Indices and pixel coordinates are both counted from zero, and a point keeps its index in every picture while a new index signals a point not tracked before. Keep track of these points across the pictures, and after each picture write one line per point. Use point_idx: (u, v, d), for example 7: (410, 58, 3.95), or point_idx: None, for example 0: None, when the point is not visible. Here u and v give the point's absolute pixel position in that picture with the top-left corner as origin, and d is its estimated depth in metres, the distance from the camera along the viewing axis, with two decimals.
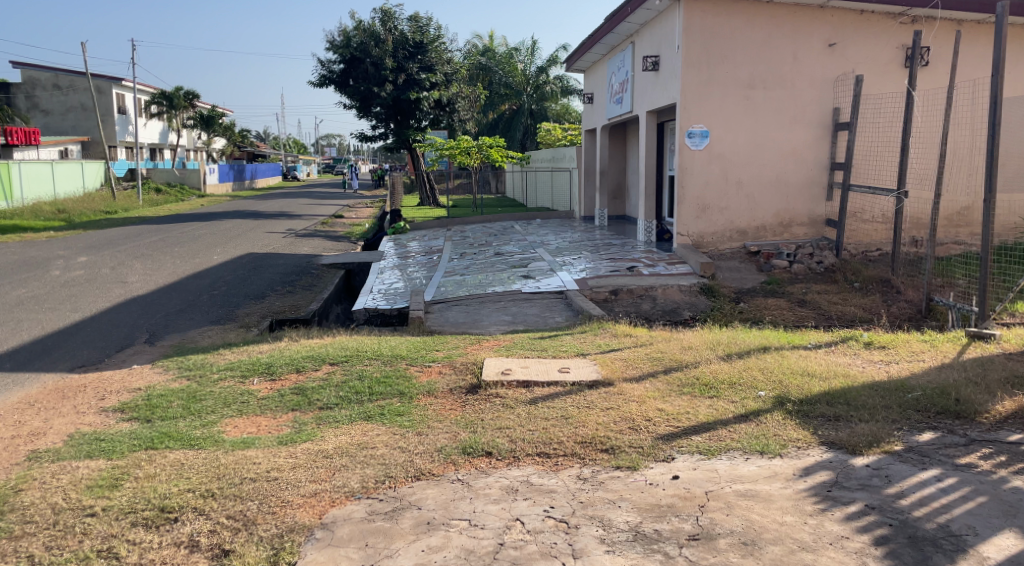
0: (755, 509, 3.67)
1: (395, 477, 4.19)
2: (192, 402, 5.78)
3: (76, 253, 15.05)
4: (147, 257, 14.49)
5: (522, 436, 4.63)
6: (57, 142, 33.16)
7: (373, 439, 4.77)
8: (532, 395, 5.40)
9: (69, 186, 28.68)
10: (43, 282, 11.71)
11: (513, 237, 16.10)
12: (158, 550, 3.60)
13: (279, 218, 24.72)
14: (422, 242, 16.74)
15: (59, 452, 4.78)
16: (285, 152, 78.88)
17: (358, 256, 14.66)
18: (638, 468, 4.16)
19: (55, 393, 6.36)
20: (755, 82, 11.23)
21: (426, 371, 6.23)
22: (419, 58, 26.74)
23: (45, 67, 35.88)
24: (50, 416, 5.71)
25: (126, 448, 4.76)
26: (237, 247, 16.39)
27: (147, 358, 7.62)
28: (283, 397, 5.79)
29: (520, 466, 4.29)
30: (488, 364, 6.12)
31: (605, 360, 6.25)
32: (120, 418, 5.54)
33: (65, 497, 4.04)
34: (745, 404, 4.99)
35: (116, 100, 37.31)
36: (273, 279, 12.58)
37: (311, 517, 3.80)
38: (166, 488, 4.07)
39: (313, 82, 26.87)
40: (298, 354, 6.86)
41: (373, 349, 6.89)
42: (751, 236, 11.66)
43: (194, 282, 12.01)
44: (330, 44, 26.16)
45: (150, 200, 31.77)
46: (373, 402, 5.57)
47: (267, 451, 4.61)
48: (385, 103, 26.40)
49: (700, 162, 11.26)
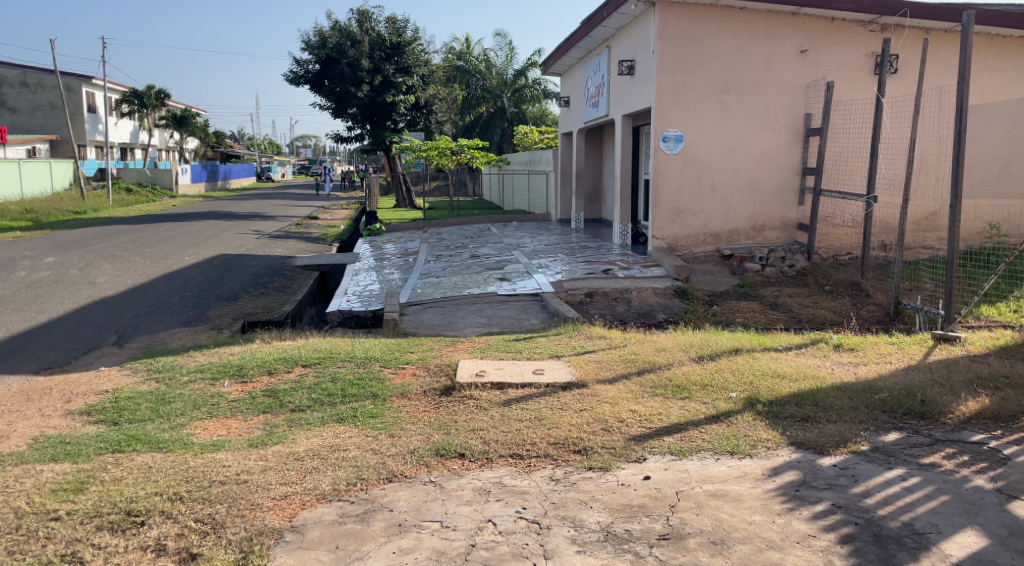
0: (724, 509, 3.71)
1: (367, 479, 4.17)
2: (160, 404, 5.71)
3: (43, 253, 14.76)
4: (116, 258, 14.25)
5: (496, 438, 4.63)
6: (25, 140, 32.54)
7: (345, 441, 4.75)
8: (506, 396, 5.42)
9: (36, 185, 28.12)
10: (10, 282, 11.53)
11: (489, 239, 16.11)
12: (124, 554, 3.54)
13: (252, 219, 24.46)
14: (398, 245, 16.60)
15: (23, 455, 4.69)
16: (257, 153, 78.26)
17: (332, 257, 14.52)
18: (610, 468, 4.19)
19: (20, 396, 6.23)
20: (728, 88, 11.36)
21: (400, 373, 6.22)
22: (395, 60, 26.73)
23: (12, 65, 35.33)
24: (14, 420, 5.58)
25: (93, 451, 4.68)
26: (209, 248, 16.20)
27: (115, 360, 7.50)
28: (254, 399, 5.74)
29: (492, 467, 4.30)
30: (461, 366, 6.11)
31: (580, 362, 6.27)
32: (86, 421, 5.45)
33: (29, 501, 3.96)
34: (716, 405, 5.03)
35: (85, 98, 36.76)
36: (246, 280, 12.45)
37: (281, 520, 3.77)
38: (133, 491, 4.02)
39: (289, 81, 26.60)
40: (270, 357, 6.80)
41: (347, 351, 6.85)
42: (725, 239, 11.75)
43: (165, 284, 11.84)
44: (306, 45, 25.93)
45: (121, 199, 31.30)
46: (345, 404, 5.54)
47: (237, 454, 4.57)
48: (361, 104, 26.15)
49: (675, 167, 11.34)
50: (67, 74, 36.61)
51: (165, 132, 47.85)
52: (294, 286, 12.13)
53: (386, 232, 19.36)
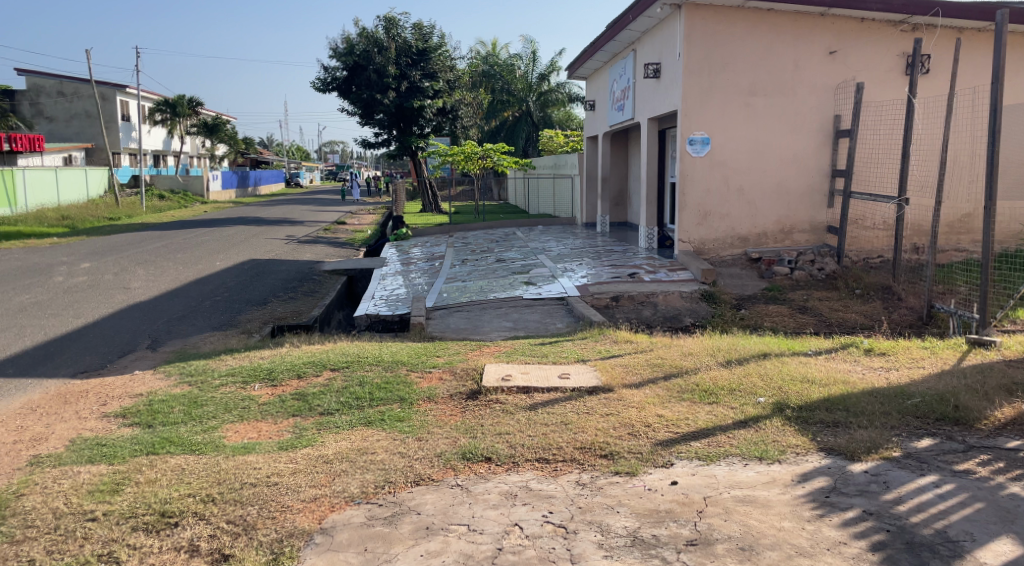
0: (753, 515, 3.68)
1: (395, 482, 4.21)
2: (193, 407, 5.80)
3: (79, 259, 15.08)
4: (150, 263, 14.51)
5: (522, 442, 4.65)
6: (62, 148, 33.34)
7: (373, 444, 4.79)
8: (532, 400, 5.43)
9: (72, 192, 28.73)
10: (47, 287, 11.80)
11: (514, 244, 16.13)
12: (159, 555, 3.61)
13: (281, 223, 24.76)
14: (424, 249, 16.68)
15: (60, 458, 4.79)
16: (285, 160, 79.32)
17: (359, 262, 14.64)
18: (637, 474, 4.17)
19: (57, 399, 6.36)
20: (756, 90, 11.27)
21: (427, 377, 6.25)
22: (422, 66, 26.93)
23: (49, 74, 36.15)
24: (51, 422, 5.70)
25: (128, 453, 4.78)
26: (240, 253, 16.42)
27: (149, 363, 7.64)
28: (284, 402, 5.81)
29: (519, 471, 4.31)
30: (488, 370, 6.13)
31: (606, 367, 6.26)
32: (121, 423, 5.55)
33: (66, 502, 4.05)
34: (744, 410, 5.00)
35: (120, 107, 37.54)
36: (275, 285, 12.60)
37: (310, 523, 3.81)
38: (167, 493, 4.09)
39: (317, 88, 26.94)
40: (300, 360, 6.88)
41: (374, 355, 6.90)
42: (753, 243, 11.65)
43: (196, 288, 12.03)
44: (334, 52, 26.22)
45: (154, 205, 31.87)
46: (373, 408, 5.60)
47: (267, 456, 4.64)
48: (388, 110, 26.35)
49: (701, 170, 11.26)
50: (102, 83, 37.40)
51: (196, 140, 48.77)
52: (322, 291, 12.25)
53: (412, 237, 19.50)
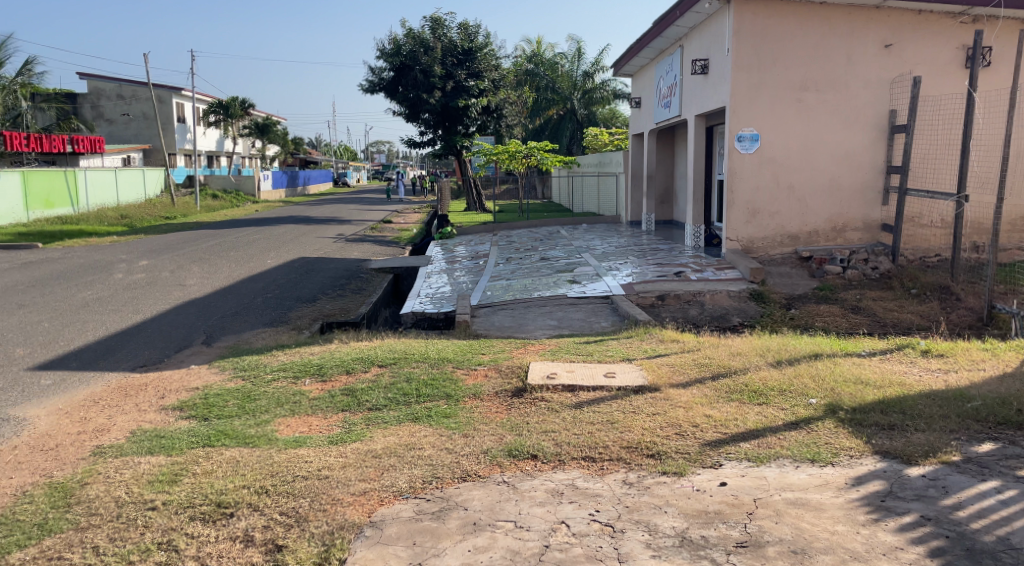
0: (805, 518, 3.61)
1: (442, 478, 4.25)
2: (247, 401, 5.94)
3: (138, 257, 15.57)
4: (205, 261, 14.89)
5: (568, 440, 4.64)
6: (121, 149, 34.45)
7: (421, 440, 4.84)
8: (578, 399, 5.42)
9: (130, 192, 29.65)
10: (108, 284, 12.21)
11: (558, 242, 16.10)
12: (215, 544, 3.70)
13: (330, 222, 25.18)
14: (468, 247, 16.77)
15: (121, 448, 4.96)
16: (333, 160, 80.59)
17: (405, 260, 14.80)
18: (685, 474, 4.13)
19: (118, 392, 6.59)
20: (807, 85, 11.03)
21: (472, 374, 6.29)
22: (468, 65, 27.05)
23: (110, 78, 36.80)
24: (113, 414, 5.91)
25: (185, 445, 4.92)
26: (289, 251, 16.74)
27: (204, 358, 7.85)
28: (333, 397, 5.91)
29: (565, 469, 4.31)
30: (533, 368, 6.14)
31: (652, 366, 6.21)
32: (179, 416, 5.72)
33: (128, 491, 4.19)
34: (795, 412, 4.91)
35: (175, 109, 38.61)
36: (324, 283, 12.81)
37: (360, 516, 3.87)
38: (223, 484, 4.20)
39: (364, 89, 27.31)
40: (349, 356, 6.99)
41: (421, 352, 6.97)
42: (803, 241, 11.42)
43: (248, 286, 12.31)
44: (381, 53, 26.54)
45: (207, 205, 32.68)
46: (420, 404, 5.66)
47: (318, 450, 4.72)
48: (434, 110, 26.55)
49: (750, 167, 11.09)
50: (159, 86, 38.48)
51: (248, 141, 49.90)
52: (369, 288, 12.42)
53: (456, 235, 19.62)
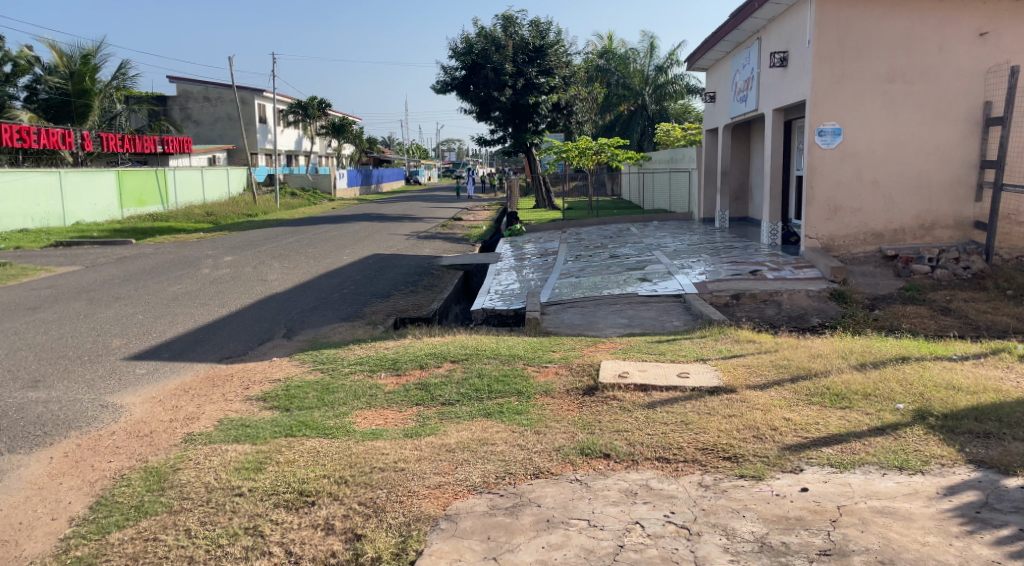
0: (893, 527, 3.48)
1: (515, 474, 4.27)
2: (325, 393, 6.12)
3: (223, 253, 16.21)
4: (284, 257, 15.39)
5: (642, 440, 4.60)
6: (207, 149, 35.95)
7: (494, 436, 4.87)
8: (651, 398, 5.36)
9: (215, 191, 30.89)
10: (196, 279, 12.76)
11: (629, 239, 15.95)
12: (299, 531, 3.82)
13: (403, 220, 25.67)
14: (538, 245, 16.80)
15: (210, 436, 5.18)
16: (405, 158, 82.07)
17: (475, 257, 14.92)
18: (764, 478, 4.03)
19: (206, 382, 6.88)
20: (894, 76, 10.59)
21: (544, 371, 6.30)
22: (539, 62, 27.04)
23: (196, 81, 38.60)
24: (203, 402, 6.18)
25: (269, 434, 5.10)
26: (364, 248, 17.12)
27: (285, 351, 8.12)
28: (408, 391, 6.02)
29: (639, 470, 4.26)
30: (605, 366, 6.10)
31: (727, 366, 6.09)
32: (262, 406, 5.94)
33: (217, 477, 4.37)
34: (881, 417, 4.73)
35: (257, 110, 40.02)
36: (397, 279, 13.05)
37: (436, 508, 3.93)
38: (305, 473, 4.34)
39: (436, 88, 27.65)
40: (422, 351, 7.11)
41: (492, 349, 7.02)
42: (888, 239, 10.97)
43: (326, 281, 12.65)
44: (453, 52, 26.83)
45: (287, 203, 33.74)
46: (492, 400, 5.70)
47: (394, 443, 4.81)
48: (504, 108, 26.70)
49: (832, 162, 10.72)
50: (242, 89, 39.94)
51: (325, 140, 51.31)
52: (440, 285, 12.59)
53: (526, 233, 19.69)
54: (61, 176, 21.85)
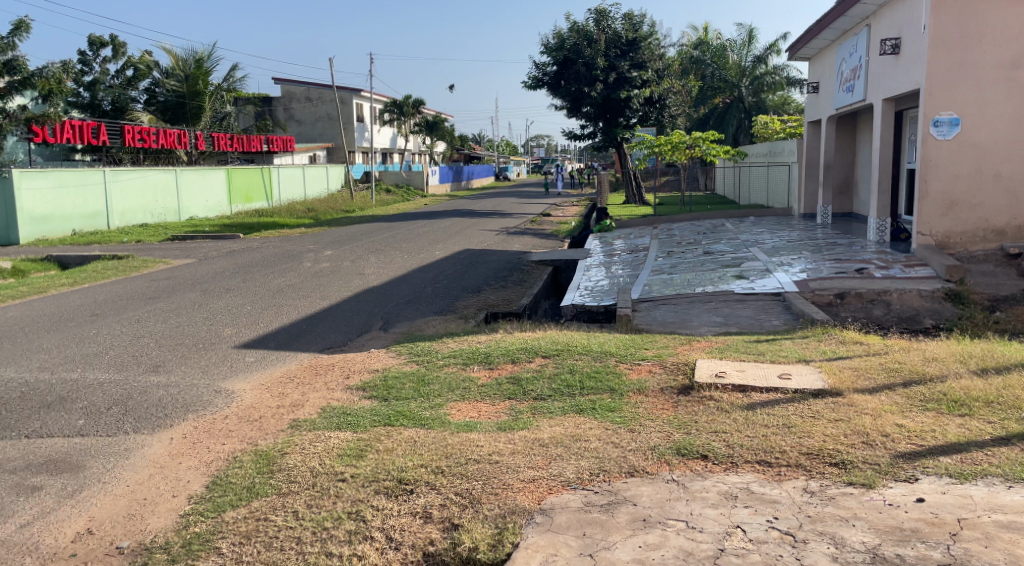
0: (1021, 544, 3.24)
1: (610, 471, 4.22)
2: (421, 384, 6.24)
3: (323, 247, 16.80)
4: (380, 252, 15.80)
5: (741, 442, 4.46)
6: (308, 148, 37.36)
7: (587, 432, 4.84)
8: (750, 400, 5.20)
9: (315, 188, 32.05)
10: (298, 272, 13.27)
11: (724, 236, 15.53)
12: (398, 518, 3.91)
13: (493, 216, 25.89)
14: (628, 241, 16.60)
15: (314, 422, 5.38)
16: (496, 155, 82.79)
17: (565, 253, 14.88)
18: (874, 486, 3.84)
19: (309, 370, 7.16)
20: (1021, 62, 9.87)
21: (637, 369, 6.22)
22: (631, 56, 26.61)
23: (298, 82, 40.20)
24: (306, 390, 6.43)
25: (368, 423, 5.25)
26: (456, 243, 17.37)
27: (382, 343, 8.33)
28: (500, 385, 6.06)
29: (739, 472, 4.14)
30: (700, 366, 5.95)
31: (832, 368, 5.83)
32: (362, 395, 6.12)
33: (321, 462, 4.53)
34: (1005, 426, 4.41)
35: (354, 110, 41.28)
36: (489, 274, 13.17)
37: (531, 502, 3.94)
38: (403, 462, 4.44)
39: (527, 85, 27.73)
40: (514, 346, 7.15)
41: (584, 345, 6.98)
42: (1011, 237, 10.25)
43: (420, 275, 12.91)
44: (545, 48, 26.84)
45: (382, 199, 34.65)
46: (585, 396, 5.67)
47: (488, 435, 4.86)
48: (596, 102, 26.51)
49: (948, 154, 10.09)
50: (341, 89, 41.27)
51: (418, 138, 52.43)
52: (530, 280, 12.62)
53: (616, 229, 19.51)
54: (177, 174, 23.16)
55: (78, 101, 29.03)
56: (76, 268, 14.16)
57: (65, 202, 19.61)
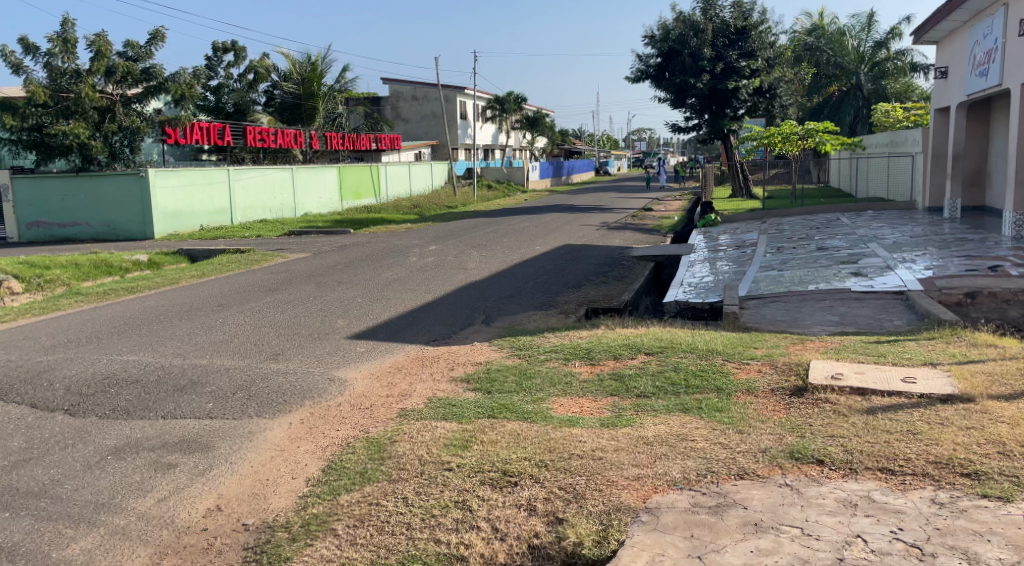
0: None
1: (718, 473, 4.11)
2: (524, 378, 6.28)
3: (428, 242, 17.19)
4: (482, 247, 16.01)
5: (861, 448, 4.24)
6: (414, 145, 38.32)
7: (693, 432, 4.73)
8: (870, 404, 4.93)
9: (420, 184, 32.83)
10: (404, 266, 13.63)
11: (839, 231, 14.81)
12: (503, 509, 3.95)
13: (594, 211, 25.73)
14: (735, 236, 16.09)
15: (421, 412, 5.52)
16: (597, 150, 82.21)
17: (669, 248, 14.59)
18: (1013, 500, 3.56)
19: (415, 362, 7.34)
20: None
21: (745, 368, 6.02)
22: (740, 45, 25.80)
23: (405, 81, 41.26)
24: (413, 381, 6.59)
25: (473, 415, 5.33)
26: (557, 238, 17.37)
27: (484, 336, 8.44)
28: (602, 381, 6.02)
29: (859, 479, 3.93)
30: (814, 367, 5.69)
31: (961, 373, 5.45)
32: (466, 387, 6.22)
33: (428, 451, 4.65)
34: None
35: (458, 107, 42.00)
36: (590, 269, 13.10)
37: (636, 500, 3.89)
38: (507, 454, 4.49)
39: (630, 78, 27.36)
40: (617, 342, 7.07)
41: (688, 342, 6.83)
42: None
43: (521, 270, 12.98)
44: (650, 39, 26.38)
45: (484, 195, 35.10)
46: (690, 395, 5.54)
47: (591, 431, 4.84)
48: (701, 94, 25.83)
49: None
50: (446, 86, 42.06)
51: (519, 134, 52.80)
52: (632, 276, 12.45)
53: (721, 223, 18.97)
54: (293, 172, 24.27)
55: (205, 105, 30.88)
56: (204, 261, 15.08)
57: (193, 200, 20.95)
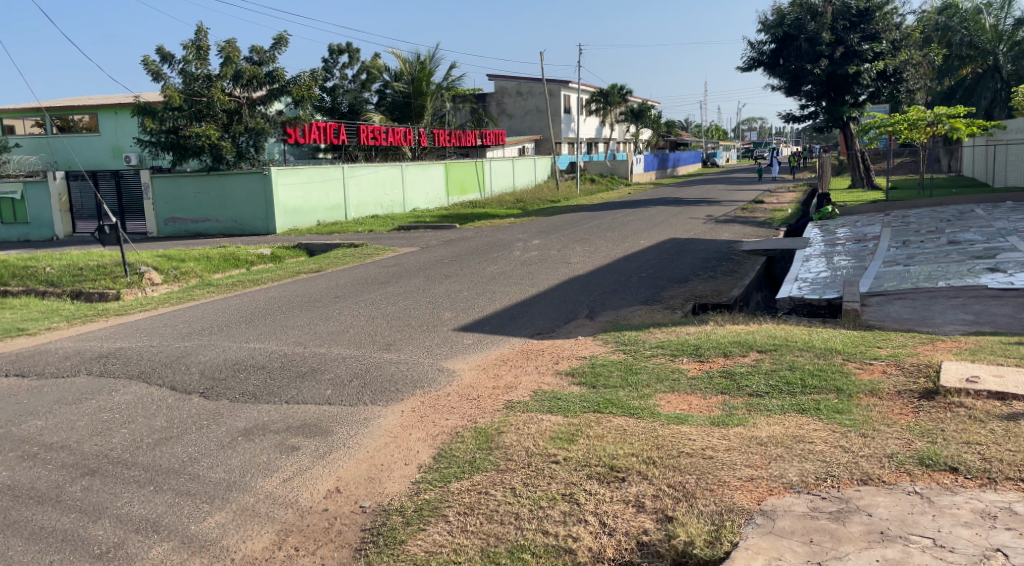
0: None
1: (839, 477, 3.92)
2: (629, 374, 6.20)
3: (532, 236, 17.27)
4: (586, 241, 15.93)
5: (1001, 456, 3.93)
6: (519, 140, 38.56)
7: (810, 434, 4.53)
8: (1010, 409, 4.56)
9: (524, 179, 33.04)
10: (509, 260, 13.74)
11: (972, 223, 13.79)
12: (611, 504, 3.92)
13: (701, 203, 25.07)
14: (854, 229, 15.28)
15: (527, 405, 5.55)
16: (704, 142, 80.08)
17: (782, 242, 14.03)
18: None
19: (520, 355, 7.39)
20: None
21: (868, 369, 5.70)
22: (862, 28, 24.44)
23: (511, 77, 41.55)
24: (518, 374, 6.64)
25: (578, 409, 5.32)
26: (663, 232, 17.05)
27: (589, 330, 8.39)
28: (712, 379, 5.86)
29: (999, 490, 3.65)
30: (946, 368, 5.32)
31: None
32: (571, 381, 6.20)
33: (535, 443, 4.68)
34: None
35: (563, 101, 41.94)
36: (698, 264, 12.77)
37: (750, 502, 3.77)
38: (614, 449, 4.45)
39: (742, 66, 26.46)
40: (726, 339, 6.86)
41: (803, 340, 6.54)
42: None
43: (627, 265, 12.82)
44: (764, 25, 25.40)
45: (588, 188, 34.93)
46: (807, 395, 5.30)
47: (700, 429, 4.72)
48: (818, 80, 24.64)
49: None
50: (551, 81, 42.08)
51: (624, 127, 52.17)
52: (742, 270, 12.05)
53: (840, 216, 18.07)
54: (403, 169, 24.97)
55: (322, 105, 32.23)
56: (321, 255, 15.76)
57: (310, 195, 21.93)
